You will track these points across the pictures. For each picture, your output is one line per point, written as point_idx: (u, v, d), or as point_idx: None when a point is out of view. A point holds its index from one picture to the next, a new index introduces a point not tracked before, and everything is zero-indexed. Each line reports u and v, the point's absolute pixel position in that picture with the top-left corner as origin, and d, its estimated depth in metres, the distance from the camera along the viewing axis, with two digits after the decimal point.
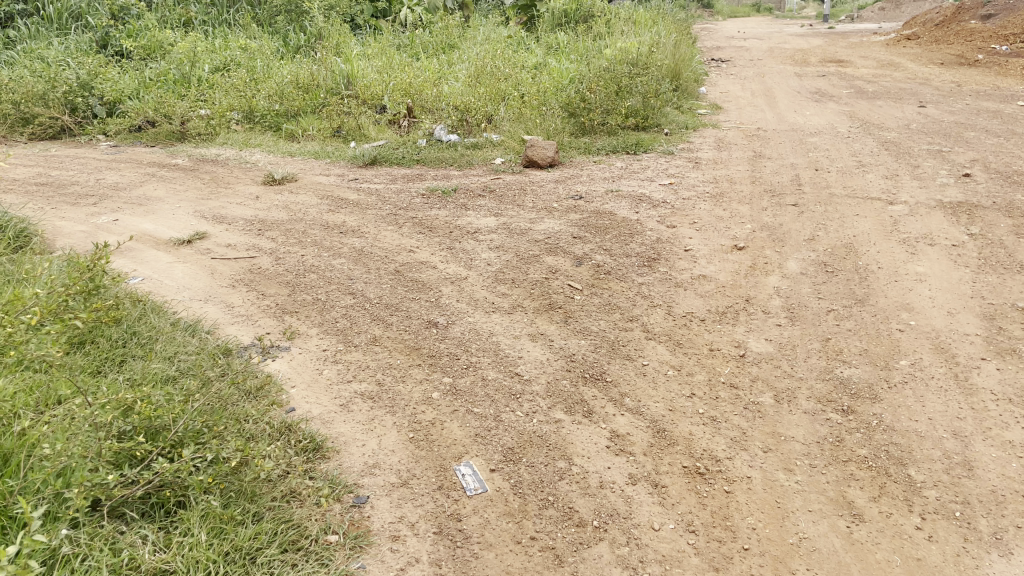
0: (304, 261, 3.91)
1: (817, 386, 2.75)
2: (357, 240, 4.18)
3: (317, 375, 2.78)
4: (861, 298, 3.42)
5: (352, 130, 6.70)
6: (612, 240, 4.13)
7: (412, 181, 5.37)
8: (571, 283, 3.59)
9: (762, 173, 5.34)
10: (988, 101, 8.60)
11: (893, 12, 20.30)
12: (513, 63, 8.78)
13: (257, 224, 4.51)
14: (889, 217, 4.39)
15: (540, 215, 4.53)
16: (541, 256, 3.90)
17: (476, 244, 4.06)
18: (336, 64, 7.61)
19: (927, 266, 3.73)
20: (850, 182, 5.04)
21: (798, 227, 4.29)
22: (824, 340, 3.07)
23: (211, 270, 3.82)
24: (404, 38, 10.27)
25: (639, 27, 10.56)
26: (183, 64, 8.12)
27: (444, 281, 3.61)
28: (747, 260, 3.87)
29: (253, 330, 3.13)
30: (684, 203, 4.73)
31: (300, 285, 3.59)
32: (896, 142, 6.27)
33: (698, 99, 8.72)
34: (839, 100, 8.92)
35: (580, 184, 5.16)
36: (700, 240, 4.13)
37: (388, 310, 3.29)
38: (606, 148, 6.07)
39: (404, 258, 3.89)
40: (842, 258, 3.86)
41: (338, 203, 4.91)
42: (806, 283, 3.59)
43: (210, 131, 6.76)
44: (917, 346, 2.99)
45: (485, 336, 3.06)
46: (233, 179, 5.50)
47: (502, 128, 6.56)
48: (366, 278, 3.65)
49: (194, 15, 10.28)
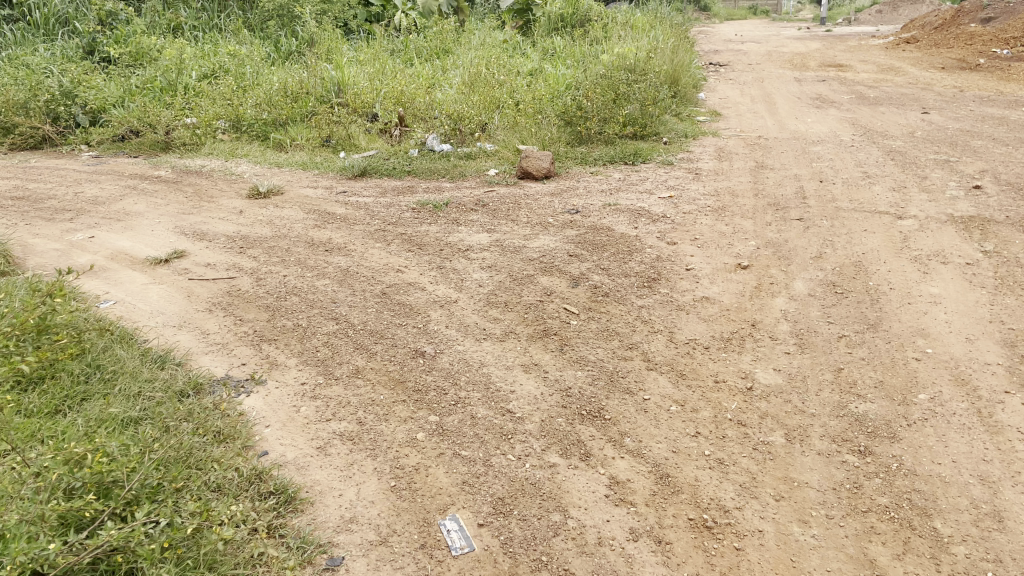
0: (287, 282, 3.72)
1: (830, 424, 2.56)
2: (343, 259, 3.99)
3: (294, 413, 2.59)
4: (874, 322, 3.23)
5: (341, 139, 6.52)
6: (610, 259, 3.94)
7: (402, 194, 5.18)
8: (566, 306, 3.40)
9: (765, 184, 5.16)
10: (992, 108, 8.44)
11: (890, 14, 20.15)
12: (508, 70, 8.61)
13: (239, 241, 4.33)
14: (898, 233, 4.21)
15: (535, 231, 4.34)
16: (535, 276, 3.71)
17: (468, 263, 3.88)
18: (326, 72, 7.42)
19: (941, 287, 3.55)
20: (857, 195, 4.86)
21: (804, 244, 4.11)
22: (836, 371, 2.88)
23: (188, 292, 3.63)
24: (398, 44, 10.09)
25: (636, 33, 10.39)
26: (170, 71, 7.93)
27: (432, 304, 3.42)
28: (751, 281, 3.68)
29: (228, 361, 2.94)
30: (685, 218, 4.54)
31: (280, 310, 3.40)
32: (901, 151, 6.09)
33: (697, 106, 8.55)
34: (840, 107, 8.75)
35: (577, 197, 4.98)
36: (702, 258, 3.95)
37: (372, 338, 3.11)
38: (603, 158, 5.89)
39: (391, 279, 3.70)
40: (851, 278, 3.67)
41: (325, 217, 4.72)
42: (815, 306, 3.41)
43: (196, 141, 6.56)
44: (937, 377, 2.80)
45: (474, 367, 2.86)
46: (217, 193, 5.31)
47: (496, 137, 6.38)
48: (351, 302, 3.46)
49: (184, 20, 10.08)
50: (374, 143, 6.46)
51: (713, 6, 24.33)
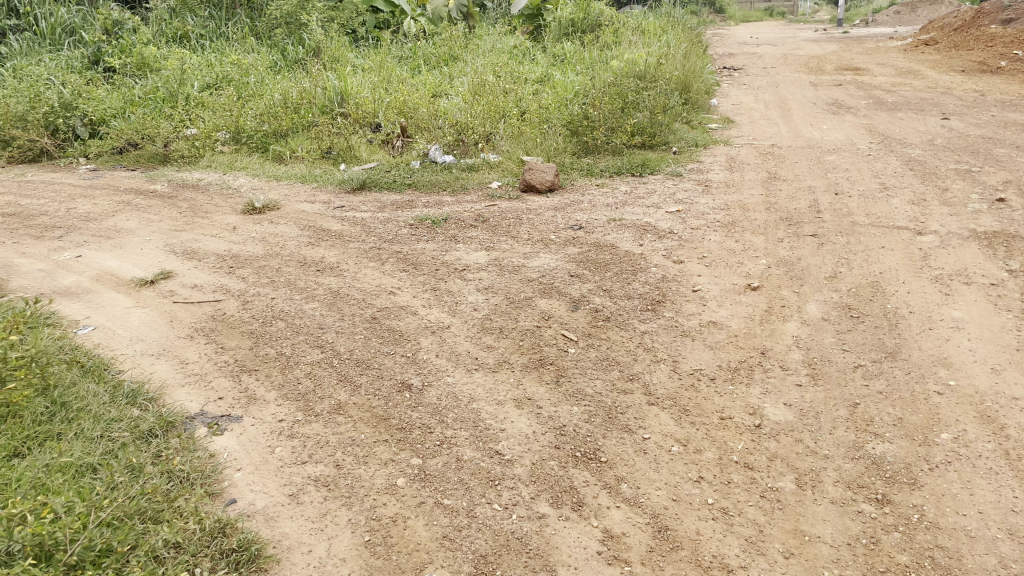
0: (273, 305, 3.57)
1: (845, 467, 2.37)
2: (335, 280, 3.84)
3: (268, 455, 2.43)
4: (892, 350, 3.03)
5: (342, 151, 6.36)
6: (613, 279, 3.76)
7: (401, 209, 5.02)
8: (565, 332, 3.22)
9: (778, 197, 4.96)
10: (1014, 113, 8.19)
11: (908, 15, 19.80)
12: (516, 78, 8.46)
13: (229, 259, 4.19)
14: (918, 250, 4.01)
15: (535, 249, 4.17)
16: (533, 298, 3.54)
17: (464, 285, 3.71)
18: (329, 81, 7.28)
19: (964, 310, 3.34)
20: (874, 208, 4.65)
21: (818, 262, 3.91)
22: (852, 406, 2.68)
23: (171, 317, 3.50)
24: (406, 51, 9.94)
25: (647, 38, 10.20)
26: (172, 81, 7.82)
27: (423, 330, 3.25)
28: (761, 303, 3.49)
29: (204, 395, 2.80)
30: (693, 234, 4.35)
31: (264, 336, 3.25)
32: (921, 160, 5.87)
33: (709, 112, 8.37)
34: (857, 112, 8.53)
35: (580, 211, 4.80)
36: (710, 278, 3.76)
37: (359, 368, 2.94)
38: (610, 169, 5.71)
39: (383, 302, 3.54)
40: (868, 301, 3.47)
41: (320, 234, 4.57)
42: (828, 332, 3.21)
43: (194, 153, 6.45)
44: (960, 414, 2.60)
45: (463, 402, 2.69)
46: (212, 208, 5.18)
47: (500, 148, 6.22)
48: (339, 327, 3.30)
49: (191, 28, 9.96)
50: (376, 154, 6.32)
51: (728, 7, 24.06)
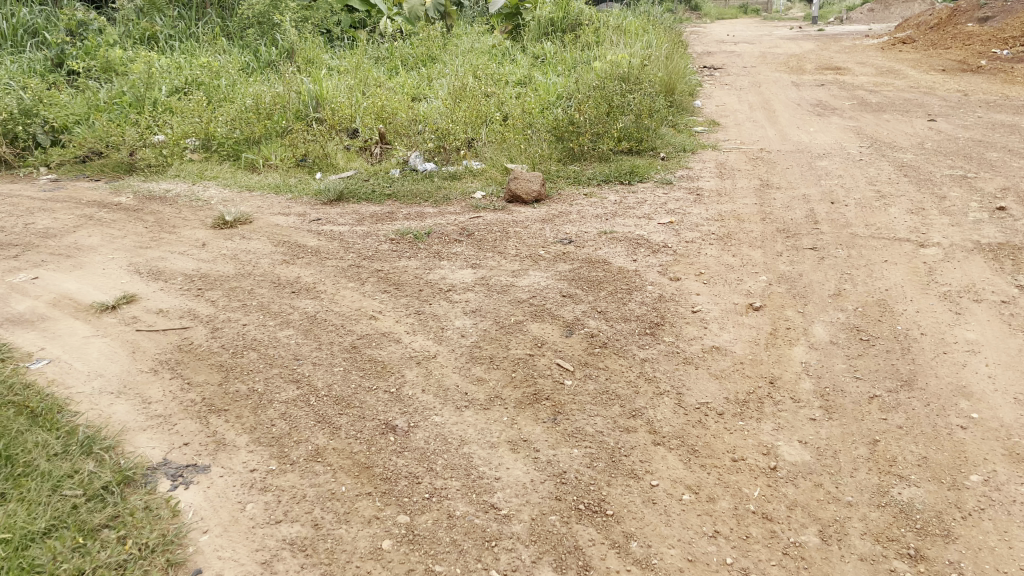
0: (245, 333, 3.32)
1: (871, 517, 2.19)
2: (311, 302, 3.59)
3: (238, 513, 2.21)
4: (908, 378, 2.85)
5: (318, 159, 6.10)
6: (607, 299, 3.55)
7: (380, 222, 4.78)
8: (559, 361, 3.00)
9: (773, 206, 4.79)
10: (1000, 114, 8.09)
11: (882, 14, 19.83)
12: (496, 79, 8.24)
13: (197, 280, 3.93)
14: (922, 264, 3.84)
15: (523, 267, 3.95)
16: (524, 322, 3.32)
17: (449, 307, 3.48)
18: (303, 84, 7.02)
19: (978, 331, 3.18)
20: (872, 219, 4.48)
21: (820, 278, 3.73)
22: (872, 443, 2.50)
23: (134, 347, 3.24)
24: (383, 52, 9.66)
25: (628, 38, 10.00)
26: (138, 85, 7.48)
27: (407, 360, 3.02)
28: (765, 325, 3.30)
29: (168, 442, 2.57)
30: (688, 248, 4.16)
31: (235, 370, 3.01)
32: (914, 165, 5.72)
33: (693, 114, 8.20)
34: (842, 114, 8.42)
35: (569, 224, 4.59)
36: (709, 297, 3.56)
37: (338, 406, 2.71)
38: (597, 177, 5.51)
39: (363, 328, 3.31)
40: (876, 321, 3.29)
41: (295, 251, 4.32)
42: (838, 358, 3.02)
43: (162, 162, 6.16)
44: (988, 453, 2.43)
45: (453, 446, 2.47)
46: (180, 222, 4.90)
47: (483, 155, 6.00)
48: (316, 358, 3.07)
49: (159, 29, 9.58)
50: (353, 162, 6.07)
51: (704, 5, 23.99)
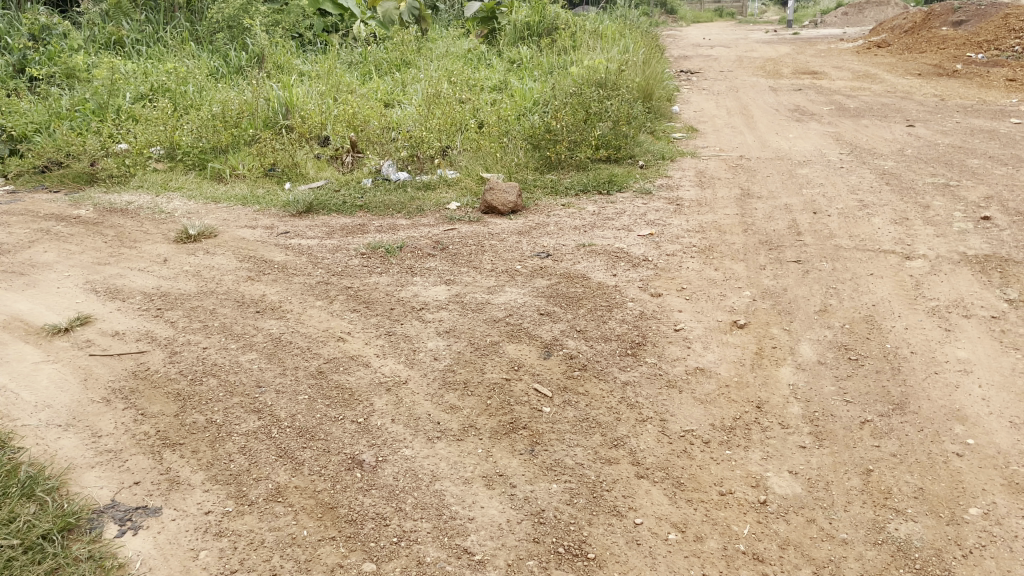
0: (204, 357, 3.14)
1: (868, 557, 2.07)
2: (276, 323, 3.42)
3: (190, 562, 2.04)
4: (900, 401, 2.74)
5: (287, 168, 5.91)
6: (586, 317, 3.42)
7: (351, 235, 4.62)
8: (537, 385, 2.86)
9: (754, 217, 4.69)
10: (977, 120, 8.08)
11: (856, 17, 19.96)
12: (472, 85, 8.11)
13: (157, 300, 3.74)
14: (909, 277, 3.75)
15: (499, 283, 3.80)
16: (500, 343, 3.17)
17: (422, 328, 3.33)
18: (272, 91, 6.83)
19: (969, 349, 3.08)
20: (856, 229, 4.39)
21: (805, 293, 3.62)
22: (865, 474, 2.38)
23: (86, 374, 3.06)
24: (356, 56, 9.47)
25: (605, 42, 9.91)
26: (101, 92, 7.24)
27: (377, 387, 2.86)
28: (751, 344, 3.18)
29: (118, 480, 2.39)
30: (668, 261, 4.04)
31: (193, 399, 2.83)
32: (895, 173, 5.65)
33: (671, 120, 8.12)
34: (821, 119, 8.37)
35: (546, 236, 4.46)
36: (692, 314, 3.44)
37: (302, 439, 2.55)
38: (575, 187, 5.38)
39: (331, 351, 3.14)
40: (864, 339, 3.18)
41: (261, 266, 4.15)
42: (827, 379, 2.91)
43: (124, 172, 5.94)
44: (985, 483, 2.32)
45: (424, 483, 2.32)
46: (141, 236, 4.71)
47: (458, 164, 5.86)
48: (280, 385, 2.90)
49: (126, 33, 9.31)
50: (323, 171, 5.89)
51: (680, 9, 24.04)
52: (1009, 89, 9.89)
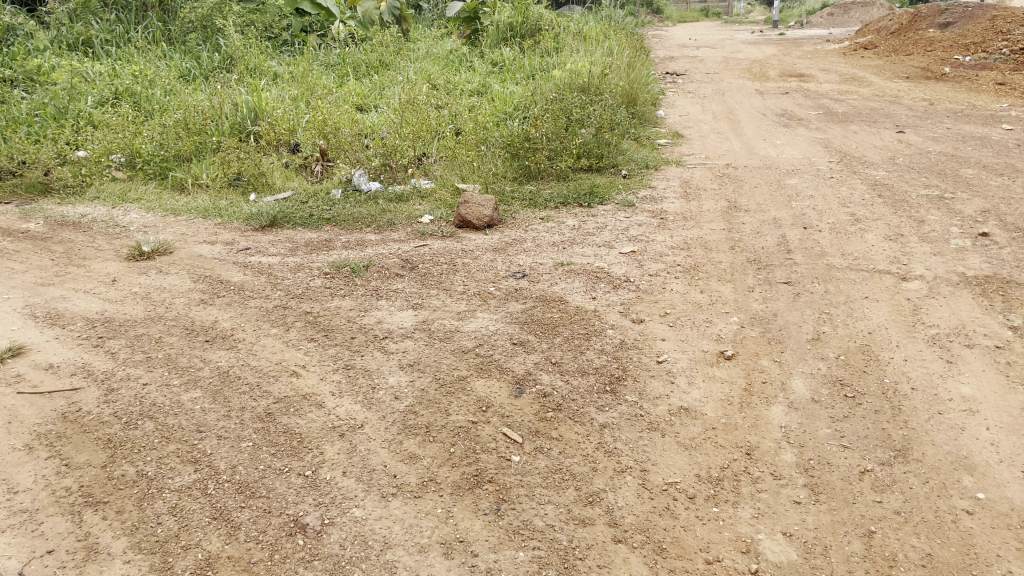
0: (143, 396, 2.87)
1: None
2: (226, 355, 3.15)
3: None
4: (901, 447, 2.51)
5: (253, 178, 5.62)
6: (562, 347, 3.17)
7: (316, 252, 4.35)
8: (506, 429, 2.60)
9: (742, 232, 4.45)
10: (968, 126, 7.90)
11: (841, 18, 19.85)
12: (451, 89, 7.85)
13: (99, 327, 3.46)
14: (906, 301, 3.52)
15: (470, 307, 3.54)
16: (467, 378, 2.92)
17: (384, 359, 3.07)
18: (241, 95, 6.54)
19: (974, 385, 2.86)
20: (848, 246, 4.16)
21: (796, 319, 3.38)
22: (868, 536, 2.15)
23: (9, 416, 2.77)
24: (334, 58, 9.17)
25: (588, 45, 9.68)
26: (61, 96, 6.92)
27: (329, 431, 2.60)
28: (740, 379, 2.94)
29: (29, 549, 2.12)
30: (651, 283, 3.79)
31: (125, 446, 2.57)
32: (887, 184, 5.44)
33: (656, 125, 7.90)
34: (809, 125, 8.17)
35: (523, 254, 4.21)
36: (675, 343, 3.19)
37: (241, 496, 2.29)
38: (555, 199, 5.14)
39: (282, 389, 2.88)
40: (861, 373, 2.95)
41: (215, 288, 3.88)
42: (822, 420, 2.67)
43: (80, 182, 5.63)
44: (1000, 548, 2.10)
45: (375, 552, 2.06)
46: (92, 253, 4.41)
47: (433, 174, 5.60)
48: (223, 430, 2.63)
49: (94, 33, 8.96)
50: (291, 181, 5.61)
51: (665, 10, 23.81)
52: (999, 94, 9.73)
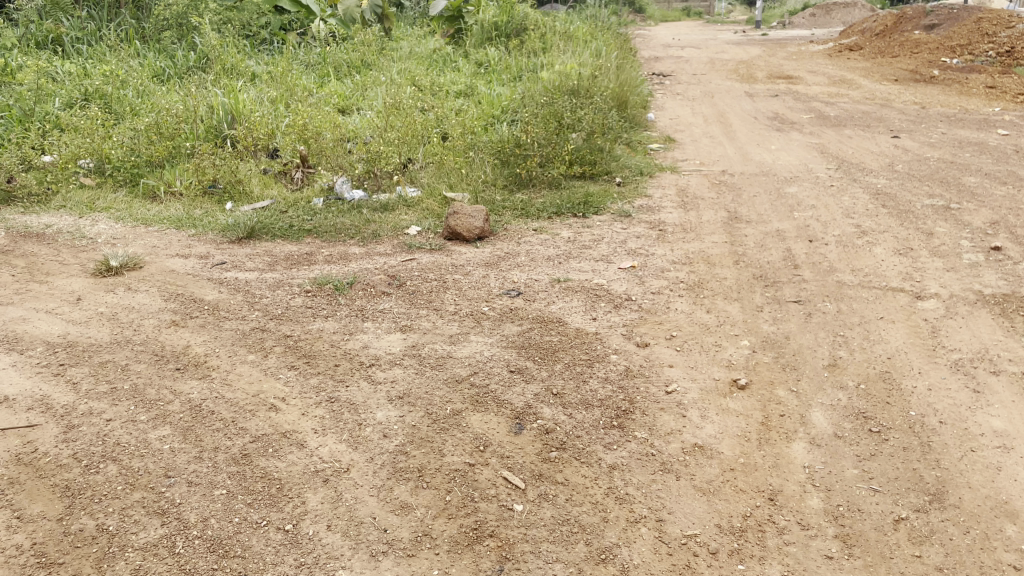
0: (106, 435, 2.61)
1: None
2: (198, 386, 2.90)
3: None
4: (936, 491, 2.32)
5: (230, 185, 5.36)
6: (563, 375, 2.94)
7: (296, 267, 4.10)
8: (507, 473, 2.37)
9: (745, 245, 4.26)
10: (963, 131, 7.77)
11: (823, 18, 19.80)
12: (436, 91, 7.61)
13: (61, 352, 3.20)
14: (924, 322, 3.33)
15: (463, 330, 3.31)
16: (462, 412, 2.69)
17: (371, 390, 2.83)
18: (216, 98, 6.27)
19: (1006, 417, 2.67)
20: (858, 262, 3.98)
21: (810, 342, 3.18)
22: None
23: None
24: (315, 57, 8.89)
25: (576, 45, 9.47)
26: (27, 98, 6.60)
27: (312, 476, 2.36)
28: (756, 411, 2.73)
29: None
30: (654, 302, 3.58)
31: (84, 495, 2.31)
32: (890, 193, 5.27)
33: (647, 129, 7.70)
34: (801, 128, 8.01)
35: (517, 269, 3.98)
36: (685, 371, 2.98)
37: (213, 556, 2.06)
38: (549, 208, 4.92)
39: (259, 426, 2.63)
40: (885, 404, 2.75)
41: (189, 307, 3.62)
42: (847, 459, 2.47)
43: (45, 191, 5.34)
44: None
45: None
46: (57, 268, 4.14)
47: (420, 181, 5.37)
48: (193, 475, 2.39)
49: (65, 31, 8.61)
50: (270, 189, 5.35)
51: (647, 10, 23.71)
52: (990, 97, 9.62)
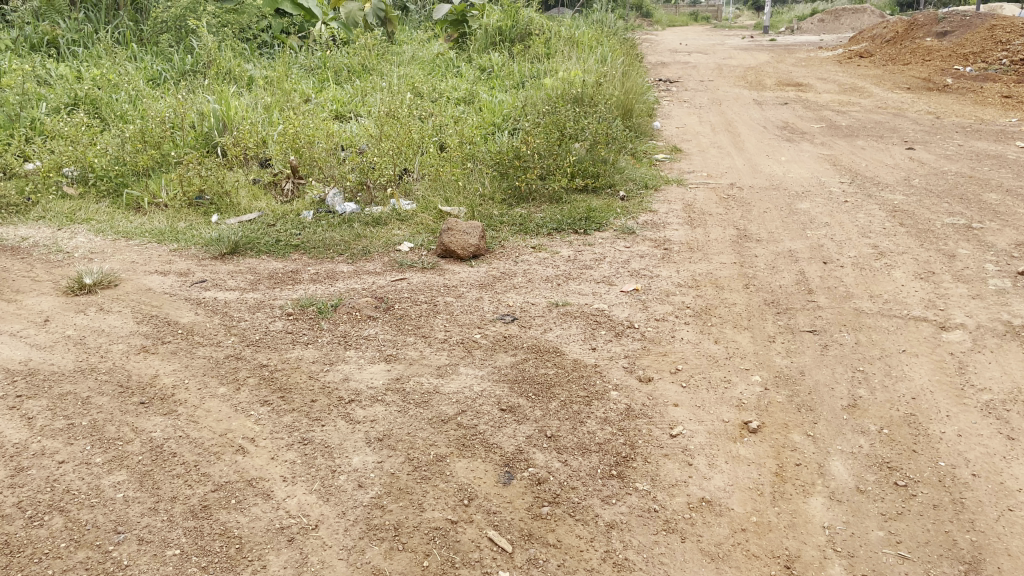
0: (55, 480, 2.38)
1: None
2: (162, 424, 2.67)
3: None
4: (972, 560, 2.07)
5: (216, 196, 5.13)
6: (558, 415, 2.70)
7: (280, 287, 3.87)
8: (492, 534, 2.14)
9: (756, 267, 4.01)
10: (979, 142, 7.51)
11: (833, 24, 19.52)
12: (437, 98, 7.38)
13: (19, 382, 2.97)
14: (949, 356, 3.08)
15: (452, 361, 3.07)
16: (446, 459, 2.45)
17: (348, 431, 2.59)
18: (208, 104, 6.04)
19: None
20: (876, 287, 3.73)
21: (827, 379, 2.94)
22: None
23: None
24: (315, 61, 8.66)
25: (581, 51, 9.24)
26: (14, 102, 6.36)
27: (276, 535, 2.12)
28: (769, 460, 2.49)
29: None
30: (658, 330, 3.34)
31: (23, 553, 2.07)
32: (907, 210, 5.01)
33: (653, 138, 7.47)
34: (813, 138, 7.76)
35: (513, 292, 3.74)
36: (691, 411, 2.74)
37: None
38: (548, 224, 4.69)
39: (223, 472, 2.40)
40: (911, 453, 2.50)
41: (162, 330, 3.39)
42: (871, 519, 2.23)
43: (24, 202, 5.11)
44: None
45: None
46: (27, 284, 3.91)
47: (414, 194, 5.14)
48: (145, 531, 2.15)
49: (61, 32, 8.38)
50: (258, 201, 5.13)
51: (654, 14, 23.48)
52: (1006, 107, 9.35)
